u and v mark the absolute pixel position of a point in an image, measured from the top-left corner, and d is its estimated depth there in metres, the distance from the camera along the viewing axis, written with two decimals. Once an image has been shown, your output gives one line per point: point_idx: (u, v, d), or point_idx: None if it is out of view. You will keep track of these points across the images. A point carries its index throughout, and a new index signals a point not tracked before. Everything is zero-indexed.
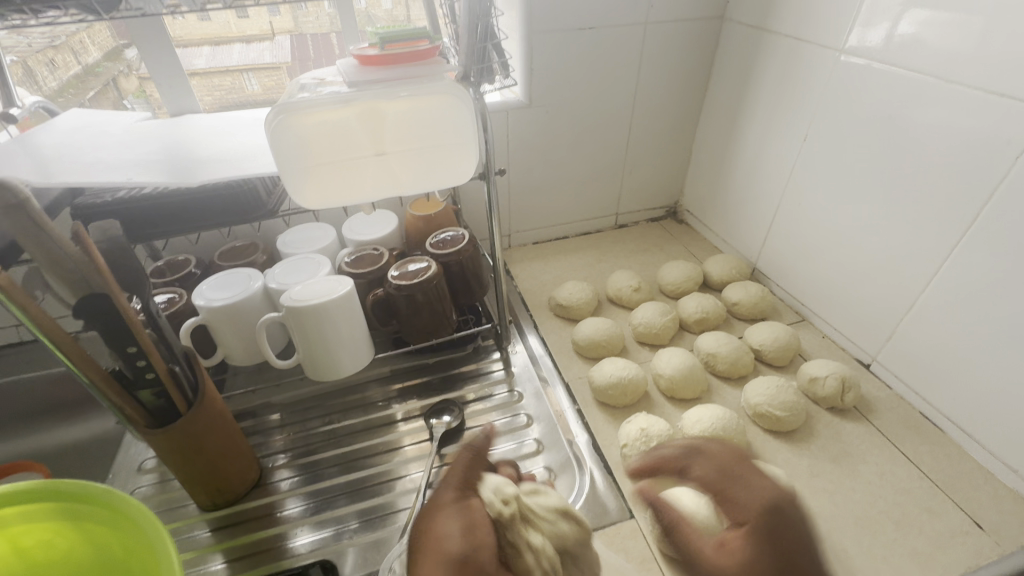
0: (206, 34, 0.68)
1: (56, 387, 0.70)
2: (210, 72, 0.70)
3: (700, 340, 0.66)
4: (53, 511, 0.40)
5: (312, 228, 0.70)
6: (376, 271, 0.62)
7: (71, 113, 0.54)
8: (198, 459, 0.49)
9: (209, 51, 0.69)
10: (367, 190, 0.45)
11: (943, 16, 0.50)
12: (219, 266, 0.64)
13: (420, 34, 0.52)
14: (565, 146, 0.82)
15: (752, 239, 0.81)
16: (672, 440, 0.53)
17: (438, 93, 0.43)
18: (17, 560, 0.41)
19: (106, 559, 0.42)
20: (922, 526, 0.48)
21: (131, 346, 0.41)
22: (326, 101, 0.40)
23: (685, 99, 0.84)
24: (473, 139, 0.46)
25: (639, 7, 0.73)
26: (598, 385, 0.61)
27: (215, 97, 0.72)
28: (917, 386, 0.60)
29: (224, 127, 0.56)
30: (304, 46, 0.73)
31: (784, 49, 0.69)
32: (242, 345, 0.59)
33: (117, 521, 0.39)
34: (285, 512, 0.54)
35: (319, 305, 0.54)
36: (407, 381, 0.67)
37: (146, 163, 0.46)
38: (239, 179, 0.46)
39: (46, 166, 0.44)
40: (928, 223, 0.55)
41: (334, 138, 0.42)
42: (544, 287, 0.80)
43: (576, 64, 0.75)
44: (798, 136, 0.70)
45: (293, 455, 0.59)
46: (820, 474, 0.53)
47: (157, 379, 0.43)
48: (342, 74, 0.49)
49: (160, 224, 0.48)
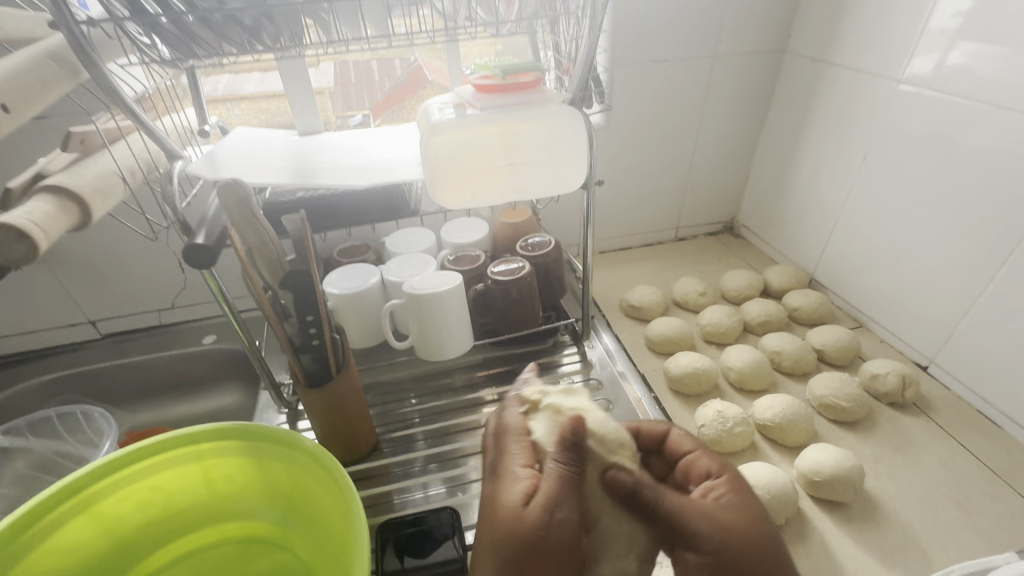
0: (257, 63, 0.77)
1: (187, 365, 0.81)
2: (259, 96, 0.78)
3: (765, 340, 0.73)
4: (238, 447, 0.49)
5: (415, 231, 0.79)
6: (475, 270, 0.70)
7: (242, 131, 0.66)
8: (336, 417, 0.57)
9: (258, 77, 0.77)
10: (497, 194, 0.55)
11: (991, 50, 0.57)
12: (338, 262, 0.73)
13: (531, 66, 0.55)
14: (634, 164, 0.90)
15: (809, 251, 0.87)
16: (745, 422, 0.60)
17: (561, 116, 0.52)
18: (206, 488, 0.50)
19: (275, 490, 0.50)
20: (982, 506, 0.53)
21: (309, 316, 0.50)
22: (476, 121, 0.52)
23: (746, 123, 0.92)
24: (584, 155, 0.55)
25: (709, 42, 0.81)
26: (673, 374, 0.68)
27: (260, 119, 0.78)
28: (974, 385, 0.64)
29: (360, 141, 0.67)
30: (346, 72, 0.81)
31: (844, 78, 0.76)
32: (364, 328, 0.69)
33: (290, 455, 0.48)
34: (401, 471, 0.62)
35: (435, 294, 0.62)
36: (491, 368, 0.74)
37: (318, 170, 0.56)
38: (390, 183, 0.55)
39: (232, 170, 0.54)
40: (980, 235, 0.61)
41: (478, 152, 0.53)
42: (614, 291, 0.89)
43: (650, 92, 0.83)
44: (856, 157, 0.76)
45: (402, 426, 0.67)
46: (884, 459, 0.59)
47: (319, 346, 0.53)
48: (465, 100, 0.56)
49: (335, 216, 0.60)
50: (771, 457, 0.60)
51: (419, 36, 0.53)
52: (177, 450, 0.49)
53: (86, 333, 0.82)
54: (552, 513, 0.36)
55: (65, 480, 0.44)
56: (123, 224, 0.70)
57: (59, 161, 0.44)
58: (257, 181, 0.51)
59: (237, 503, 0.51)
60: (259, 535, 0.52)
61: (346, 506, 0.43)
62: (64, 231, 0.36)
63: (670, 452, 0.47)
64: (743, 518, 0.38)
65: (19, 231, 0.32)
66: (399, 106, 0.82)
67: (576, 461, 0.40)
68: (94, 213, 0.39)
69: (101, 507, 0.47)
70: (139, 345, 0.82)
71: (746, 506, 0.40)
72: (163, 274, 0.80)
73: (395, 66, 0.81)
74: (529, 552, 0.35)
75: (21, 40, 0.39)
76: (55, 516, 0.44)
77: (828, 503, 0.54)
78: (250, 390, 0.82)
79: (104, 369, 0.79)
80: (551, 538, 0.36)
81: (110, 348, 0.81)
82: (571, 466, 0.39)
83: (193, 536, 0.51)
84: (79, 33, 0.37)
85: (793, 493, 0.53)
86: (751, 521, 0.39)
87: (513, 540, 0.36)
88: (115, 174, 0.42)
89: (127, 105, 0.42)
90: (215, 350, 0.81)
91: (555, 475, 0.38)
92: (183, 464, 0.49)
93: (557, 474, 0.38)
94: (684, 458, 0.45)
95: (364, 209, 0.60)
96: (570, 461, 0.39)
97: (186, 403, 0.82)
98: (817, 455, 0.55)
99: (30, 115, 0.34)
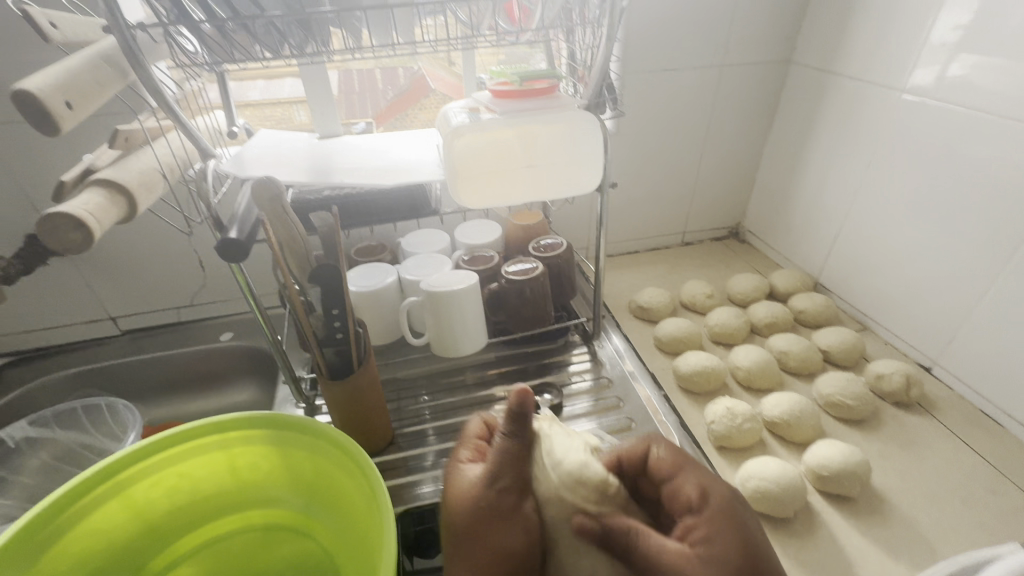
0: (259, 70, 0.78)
1: (205, 361, 0.83)
2: (262, 103, 0.80)
3: (772, 340, 0.75)
4: (264, 437, 0.51)
5: (429, 232, 0.81)
6: (490, 269, 0.72)
7: (266, 133, 0.68)
8: (355, 409, 0.58)
9: (262, 84, 0.79)
10: (517, 195, 0.58)
11: (991, 63, 0.60)
12: (356, 261, 0.75)
13: (549, 73, 0.58)
14: (643, 170, 0.93)
15: (814, 256, 0.89)
16: (754, 419, 0.62)
17: (580, 121, 0.54)
18: (231, 475, 0.52)
19: (298, 479, 0.52)
20: (985, 502, 0.55)
21: (335, 309, 0.52)
22: (499, 125, 0.54)
23: (753, 130, 0.94)
24: (602, 159, 0.56)
25: (717, 52, 0.84)
26: (683, 373, 0.70)
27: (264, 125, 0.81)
28: (977, 385, 0.66)
29: (381, 144, 0.69)
30: (350, 80, 0.84)
31: (849, 88, 0.78)
32: (381, 324, 0.71)
33: (316, 445, 0.49)
34: (417, 463, 0.62)
35: (452, 292, 0.64)
36: (503, 367, 0.75)
37: (346, 169, 0.58)
38: (415, 183, 0.57)
39: (257, 168, 0.56)
40: (982, 240, 0.63)
41: (501, 154, 0.56)
42: (623, 293, 0.91)
43: (660, 99, 0.86)
44: (860, 163, 0.78)
45: (417, 420, 0.68)
46: (889, 456, 0.60)
47: (343, 339, 0.54)
48: (485, 105, 0.58)
49: (363, 212, 0.62)
50: (780, 453, 0.62)
51: (443, 45, 0.56)
52: (204, 439, 0.50)
53: (107, 329, 0.84)
54: (494, 485, 0.42)
55: (99, 465, 0.45)
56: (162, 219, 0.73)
57: (103, 158, 0.46)
58: (286, 180, 0.53)
59: (260, 491, 0.53)
60: (282, 522, 0.53)
61: (370, 493, 0.44)
62: (114, 223, 0.38)
63: (653, 473, 0.43)
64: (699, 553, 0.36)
65: (78, 221, 0.34)
66: (401, 114, 0.87)
67: (519, 429, 0.44)
68: (139, 206, 0.41)
69: (131, 493, 0.48)
70: (157, 341, 0.83)
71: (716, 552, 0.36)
72: (183, 272, 0.82)
73: (399, 75, 0.87)
74: (478, 520, 0.41)
75: (75, 43, 0.41)
76: (89, 500, 0.46)
77: (835, 497, 0.56)
78: (266, 387, 0.83)
79: (124, 364, 0.80)
80: (494, 505, 0.41)
81: (129, 344, 0.83)
82: (513, 438, 0.44)
83: (217, 523, 0.53)
84: (130, 36, 0.39)
85: (802, 487, 0.54)
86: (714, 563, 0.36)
87: (467, 512, 0.41)
88: (156, 171, 0.44)
89: (169, 105, 0.44)
90: (232, 347, 0.82)
91: (499, 449, 0.43)
92: (209, 452, 0.51)
93: (500, 447, 0.43)
94: (668, 481, 0.41)
95: (388, 208, 0.62)
96: (514, 434, 0.44)
97: (205, 399, 0.84)
98: (825, 451, 0.57)
99: (86, 113, 0.37)
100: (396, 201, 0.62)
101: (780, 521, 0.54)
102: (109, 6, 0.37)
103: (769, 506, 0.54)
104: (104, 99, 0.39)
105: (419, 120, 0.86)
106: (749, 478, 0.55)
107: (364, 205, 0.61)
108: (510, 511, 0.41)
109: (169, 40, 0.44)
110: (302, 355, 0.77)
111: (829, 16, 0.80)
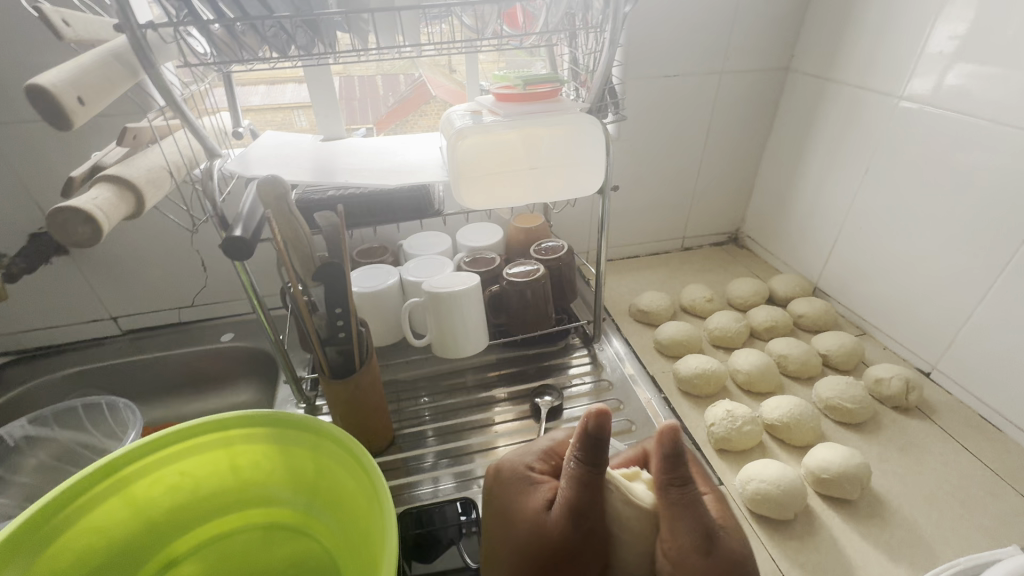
0: (264, 76, 0.78)
1: (204, 361, 0.82)
2: (264, 108, 0.80)
3: (772, 344, 0.75)
4: (266, 435, 0.51)
5: (431, 234, 0.81)
6: (491, 271, 0.73)
7: (270, 134, 0.69)
8: (356, 409, 0.58)
9: (263, 90, 0.79)
10: (518, 196, 0.58)
11: (987, 71, 0.61)
12: (358, 262, 0.76)
13: (553, 77, 0.58)
14: (643, 175, 0.94)
15: (813, 261, 0.90)
16: (754, 421, 0.62)
17: (582, 123, 0.55)
18: (232, 474, 0.52)
19: (299, 477, 0.52)
20: (986, 506, 0.55)
21: (338, 308, 0.53)
22: (500, 126, 0.55)
23: (752, 136, 0.95)
24: (602, 161, 0.57)
25: (716, 60, 0.85)
26: (683, 376, 0.70)
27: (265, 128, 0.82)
28: (976, 390, 0.66)
29: (384, 146, 0.69)
30: (352, 86, 0.84)
31: (847, 95, 0.79)
32: (382, 325, 0.71)
33: (318, 443, 0.49)
34: (417, 464, 0.63)
35: (454, 293, 0.64)
36: (502, 369, 0.75)
37: (349, 170, 0.59)
38: (417, 184, 0.58)
39: (262, 168, 0.57)
40: (980, 246, 0.64)
41: (500, 154, 0.56)
42: (623, 297, 0.92)
43: (661, 105, 0.87)
44: (859, 169, 0.79)
45: (418, 422, 0.68)
46: (888, 460, 0.61)
47: (345, 337, 0.55)
48: (489, 108, 0.59)
49: (367, 212, 0.62)
50: (780, 456, 0.62)
51: (447, 49, 0.57)
52: (206, 437, 0.50)
53: (107, 328, 0.84)
54: (573, 520, 0.42)
55: (101, 461, 0.46)
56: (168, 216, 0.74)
57: (111, 155, 0.47)
58: (291, 180, 0.54)
59: (262, 490, 0.53)
60: (283, 521, 0.53)
61: (373, 491, 0.44)
62: (122, 218, 0.38)
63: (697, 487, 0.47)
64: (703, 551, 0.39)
65: (86, 215, 0.35)
66: (403, 120, 0.89)
67: (590, 456, 0.42)
68: (147, 203, 0.41)
69: (133, 490, 0.48)
70: (156, 341, 0.83)
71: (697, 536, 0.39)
72: (185, 272, 0.82)
73: (399, 81, 0.86)
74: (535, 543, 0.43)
75: (87, 41, 0.42)
76: (91, 496, 0.46)
77: (835, 500, 0.56)
78: (266, 388, 0.83)
79: (124, 364, 0.80)
80: (551, 531, 0.43)
81: (129, 344, 0.83)
82: (586, 465, 0.42)
83: (217, 523, 0.53)
84: (141, 36, 0.40)
85: (802, 489, 0.54)
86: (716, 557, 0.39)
87: (538, 540, 0.43)
88: (163, 168, 0.45)
89: (177, 104, 0.44)
90: (232, 348, 0.82)
91: (569, 476, 0.43)
92: (211, 450, 0.51)
93: (574, 476, 0.43)
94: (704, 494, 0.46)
95: (390, 207, 0.63)
96: (586, 459, 0.43)
97: (204, 399, 0.84)
98: (826, 454, 0.57)
99: (97, 110, 0.37)
100: (398, 201, 0.62)
101: (781, 524, 0.54)
102: (120, 4, 0.38)
103: (769, 508, 0.54)
104: (115, 98, 0.40)
105: (421, 127, 0.88)
106: (750, 480, 0.56)
107: (366, 204, 0.62)
108: (576, 542, 0.42)
109: (178, 40, 0.44)
110: (303, 355, 0.77)
111: (828, 24, 0.81)
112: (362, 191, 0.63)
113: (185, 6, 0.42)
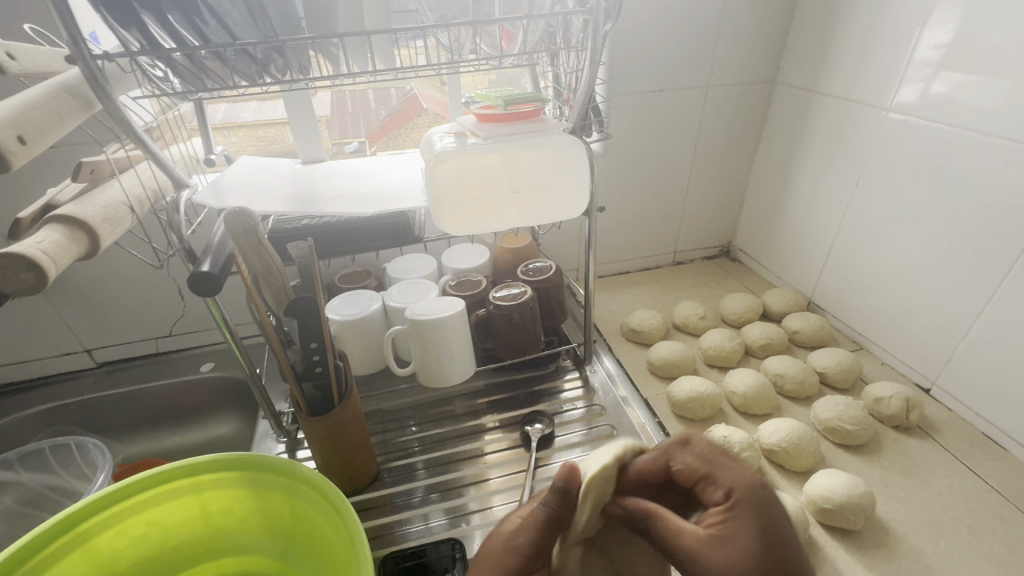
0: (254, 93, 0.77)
1: (180, 393, 0.79)
2: (256, 124, 0.79)
3: (767, 363, 0.74)
4: (239, 478, 0.48)
5: (416, 258, 0.79)
6: (477, 294, 0.70)
7: (245, 159, 0.67)
8: (337, 447, 0.55)
9: (256, 106, 0.78)
10: (503, 220, 0.57)
11: (972, 80, 0.60)
12: (340, 287, 0.73)
13: (532, 97, 0.56)
14: (631, 190, 0.92)
15: (806, 275, 0.89)
16: (751, 447, 0.60)
17: (566, 144, 0.53)
18: (203, 521, 0.49)
19: (275, 522, 0.50)
20: (994, 532, 0.53)
21: (314, 342, 0.50)
22: (478, 150, 0.53)
23: (741, 148, 0.94)
24: (586, 182, 0.56)
25: (702, 73, 0.84)
26: (678, 399, 0.68)
27: (258, 147, 0.80)
28: (977, 407, 0.65)
29: (364, 169, 0.67)
30: (343, 101, 0.83)
31: (834, 107, 0.78)
32: (366, 353, 0.69)
33: (293, 488, 0.47)
34: (403, 501, 0.59)
35: (437, 320, 0.62)
36: (493, 395, 0.72)
37: (323, 196, 0.57)
38: (397, 211, 0.55)
39: (224, 196, 0.53)
40: (975, 258, 0.62)
41: (481, 177, 0.55)
42: (615, 316, 0.90)
43: (646, 119, 0.86)
44: (850, 181, 0.77)
45: (404, 456, 0.65)
46: (892, 484, 0.59)
47: (323, 373, 0.52)
48: (467, 129, 0.57)
49: (342, 240, 0.61)
50: (780, 484, 0.60)
51: (423, 71, 0.55)
52: (173, 483, 0.47)
53: (81, 362, 0.81)
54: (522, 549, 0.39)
55: (59, 514, 0.43)
56: (125, 248, 0.70)
57: (68, 192, 0.45)
58: (262, 209, 0.51)
59: (235, 537, 0.50)
60: (258, 569, 0.50)
61: (350, 539, 0.42)
62: (73, 260, 0.37)
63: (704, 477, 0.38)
64: (764, 485, 0.36)
65: (30, 261, 0.34)
66: (395, 134, 0.86)
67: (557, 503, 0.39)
68: (102, 241, 0.40)
69: (95, 543, 0.45)
70: (134, 374, 0.80)
71: (717, 456, 0.38)
72: (162, 302, 0.79)
73: (391, 95, 0.85)
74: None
75: (35, 73, 0.41)
76: (49, 552, 0.42)
77: (838, 530, 0.54)
78: (247, 420, 0.80)
79: (97, 399, 0.77)
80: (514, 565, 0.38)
81: (104, 377, 0.80)
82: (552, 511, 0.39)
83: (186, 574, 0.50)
84: (95, 67, 0.38)
85: (804, 520, 0.52)
86: (762, 506, 0.34)
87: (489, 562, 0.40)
88: (123, 204, 0.43)
89: (137, 134, 0.41)
90: (211, 378, 0.79)
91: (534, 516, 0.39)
92: (180, 497, 0.48)
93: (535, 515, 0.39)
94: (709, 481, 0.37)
95: (367, 235, 0.61)
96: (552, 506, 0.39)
97: (180, 433, 0.81)
98: (827, 481, 0.55)
99: (45, 148, 0.36)
100: (376, 228, 0.61)
101: None
102: (71, 34, 0.35)
103: None
104: (66, 130, 0.38)
105: (414, 140, 0.85)
106: None
107: (340, 232, 0.61)
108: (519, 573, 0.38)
109: (139, 69, 0.43)
110: (284, 386, 0.74)
111: (812, 35, 0.80)
112: (336, 219, 0.61)
113: (143, 36, 0.40)
